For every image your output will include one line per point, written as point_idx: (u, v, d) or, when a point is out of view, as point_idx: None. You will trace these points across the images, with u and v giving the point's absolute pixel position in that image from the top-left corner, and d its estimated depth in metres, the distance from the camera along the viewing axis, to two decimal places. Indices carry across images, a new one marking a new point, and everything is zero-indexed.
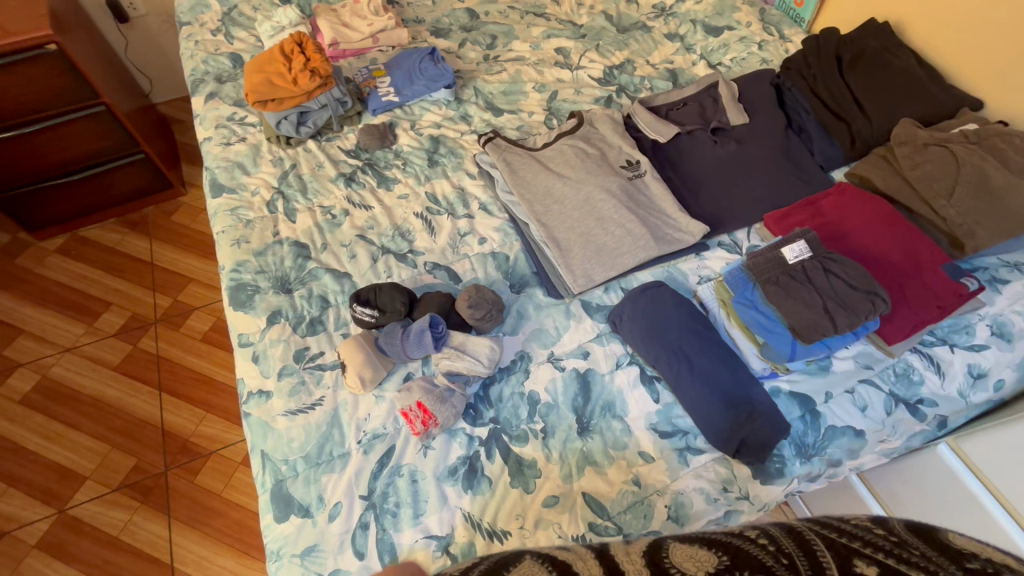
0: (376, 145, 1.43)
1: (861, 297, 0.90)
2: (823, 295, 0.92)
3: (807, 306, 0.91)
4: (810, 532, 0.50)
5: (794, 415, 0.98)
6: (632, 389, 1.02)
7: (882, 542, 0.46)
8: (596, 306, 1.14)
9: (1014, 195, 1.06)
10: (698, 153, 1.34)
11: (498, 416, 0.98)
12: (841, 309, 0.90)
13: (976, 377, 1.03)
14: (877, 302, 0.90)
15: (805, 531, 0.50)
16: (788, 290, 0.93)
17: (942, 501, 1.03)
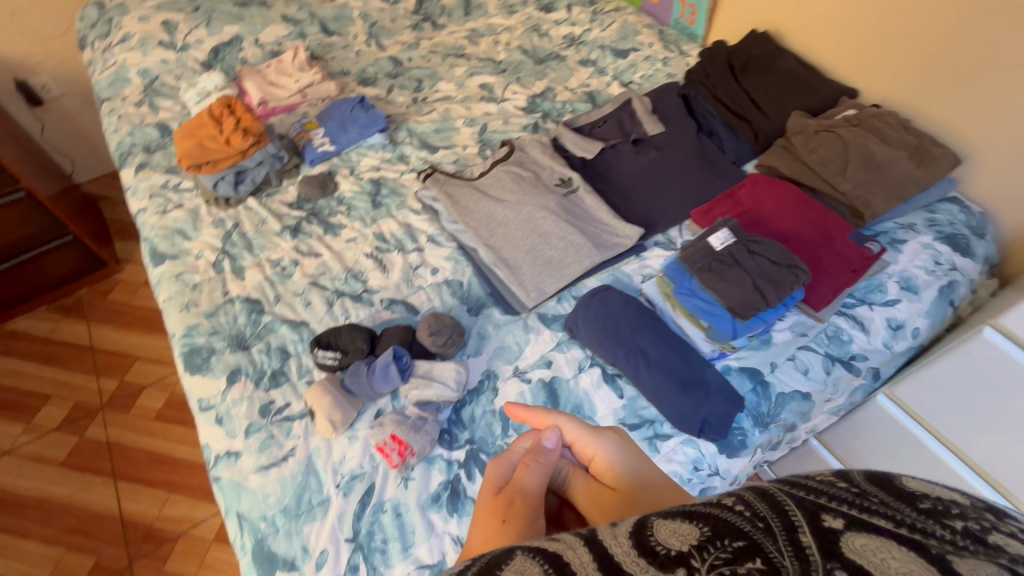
0: (318, 194, 1.45)
1: (783, 271, 1.00)
2: (751, 274, 1.00)
3: (740, 285, 0.99)
4: (779, 489, 0.39)
5: (747, 388, 1.06)
6: (597, 389, 1.07)
7: (844, 494, 0.37)
8: (552, 316, 1.19)
9: (895, 165, 1.21)
10: (624, 164, 1.45)
11: (473, 436, 1.00)
12: (769, 284, 0.99)
13: (896, 328, 1.15)
14: (799, 272, 1.00)
15: (768, 487, 0.40)
16: (721, 274, 1.02)
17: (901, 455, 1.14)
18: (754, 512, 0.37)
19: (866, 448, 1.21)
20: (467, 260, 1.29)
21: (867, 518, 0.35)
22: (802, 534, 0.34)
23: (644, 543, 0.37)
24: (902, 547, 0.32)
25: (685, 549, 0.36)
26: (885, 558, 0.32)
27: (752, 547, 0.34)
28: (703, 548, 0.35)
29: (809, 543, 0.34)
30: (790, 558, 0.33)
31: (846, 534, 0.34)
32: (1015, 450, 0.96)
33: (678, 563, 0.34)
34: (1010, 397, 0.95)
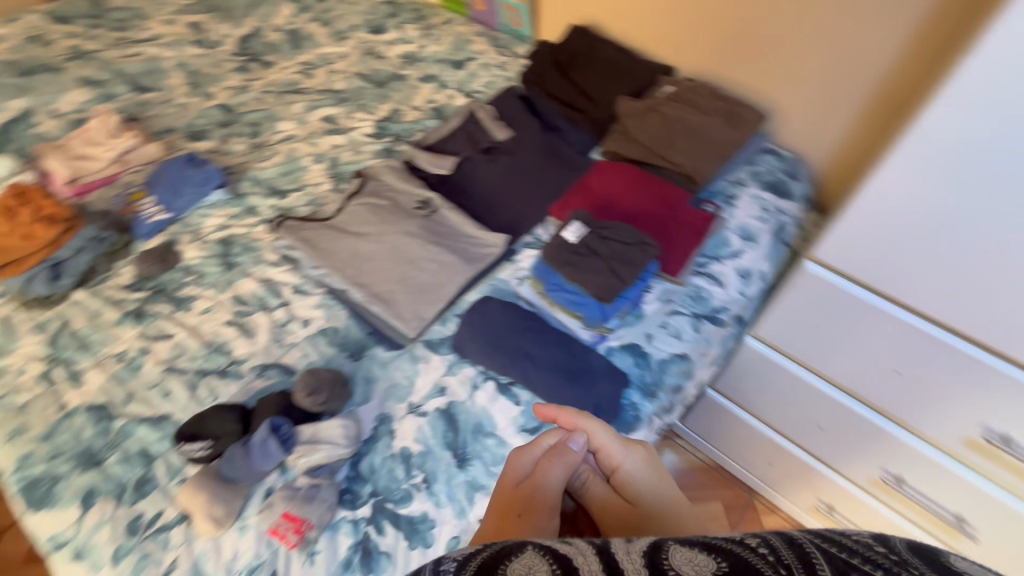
0: (158, 269, 1.31)
1: (634, 252, 1.07)
2: (606, 259, 1.06)
3: (599, 272, 1.05)
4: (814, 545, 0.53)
5: (631, 364, 1.11)
6: (494, 402, 1.06)
7: (880, 563, 0.50)
8: (439, 340, 1.16)
9: (711, 131, 1.35)
10: (481, 173, 1.46)
11: (377, 486, 0.96)
12: (624, 265, 1.05)
13: (745, 276, 1.27)
14: (649, 249, 1.08)
15: (804, 542, 0.54)
16: (581, 264, 1.06)
17: (794, 392, 1.27)
18: (781, 561, 0.51)
19: (754, 382, 1.35)
20: (340, 303, 1.22)
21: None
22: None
23: (661, 560, 0.54)
24: None
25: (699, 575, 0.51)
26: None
27: None
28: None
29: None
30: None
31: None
32: (855, 357, 1.11)
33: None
34: (839, 316, 1.08)
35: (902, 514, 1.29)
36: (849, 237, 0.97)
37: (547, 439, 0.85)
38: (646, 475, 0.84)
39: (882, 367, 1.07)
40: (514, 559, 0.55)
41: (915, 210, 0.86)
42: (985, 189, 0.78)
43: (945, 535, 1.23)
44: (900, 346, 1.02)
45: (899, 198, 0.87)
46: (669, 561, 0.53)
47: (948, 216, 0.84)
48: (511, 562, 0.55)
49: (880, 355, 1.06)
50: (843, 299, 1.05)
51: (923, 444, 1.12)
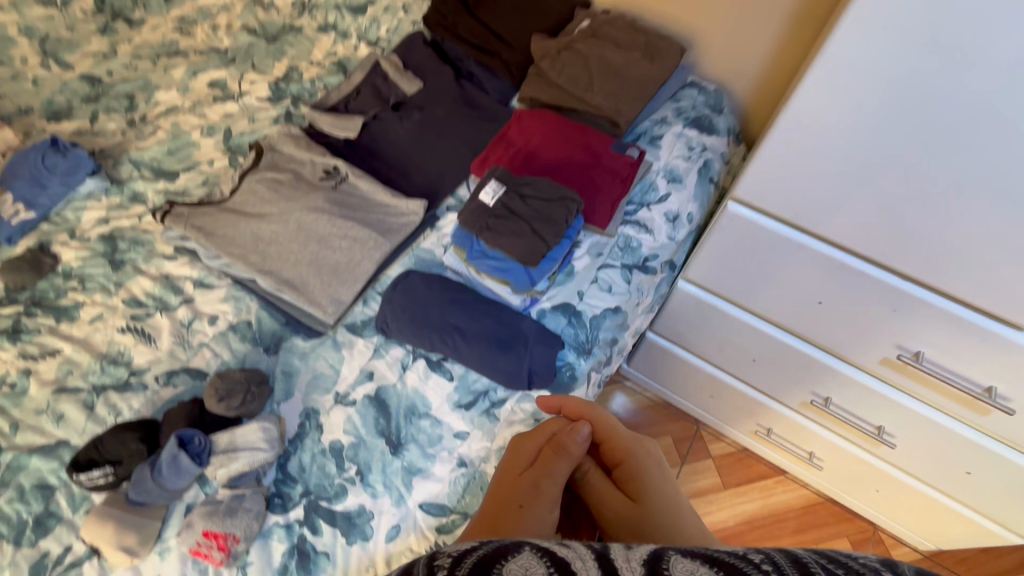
0: (32, 277, 1.15)
1: (555, 207, 1.01)
2: (526, 219, 1.00)
3: (521, 233, 0.98)
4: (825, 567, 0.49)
5: (563, 324, 1.08)
6: (426, 381, 1.02)
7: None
8: (362, 322, 1.10)
9: (630, 69, 1.28)
10: (392, 133, 1.34)
11: (308, 486, 0.91)
12: (545, 223, 1.00)
13: (674, 220, 1.25)
14: (571, 203, 1.02)
15: (814, 565, 0.50)
16: (500, 228, 0.99)
17: (742, 337, 1.28)
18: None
19: (689, 323, 1.36)
20: (248, 293, 1.12)
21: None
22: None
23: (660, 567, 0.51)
24: None
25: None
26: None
27: None
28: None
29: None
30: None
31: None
32: (779, 293, 1.12)
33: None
34: (762, 254, 1.08)
35: (828, 430, 1.38)
36: (765, 175, 0.94)
37: (551, 429, 0.88)
38: (657, 470, 0.82)
39: (822, 308, 1.08)
40: (508, 559, 0.51)
41: (827, 140, 0.84)
42: (892, 112, 0.75)
43: (866, 443, 1.33)
44: (820, 278, 1.03)
45: (813, 128, 0.84)
46: (669, 570, 0.50)
47: (875, 155, 0.81)
48: (505, 560, 0.51)
49: (802, 288, 1.08)
50: (765, 236, 1.04)
51: (844, 367, 1.17)
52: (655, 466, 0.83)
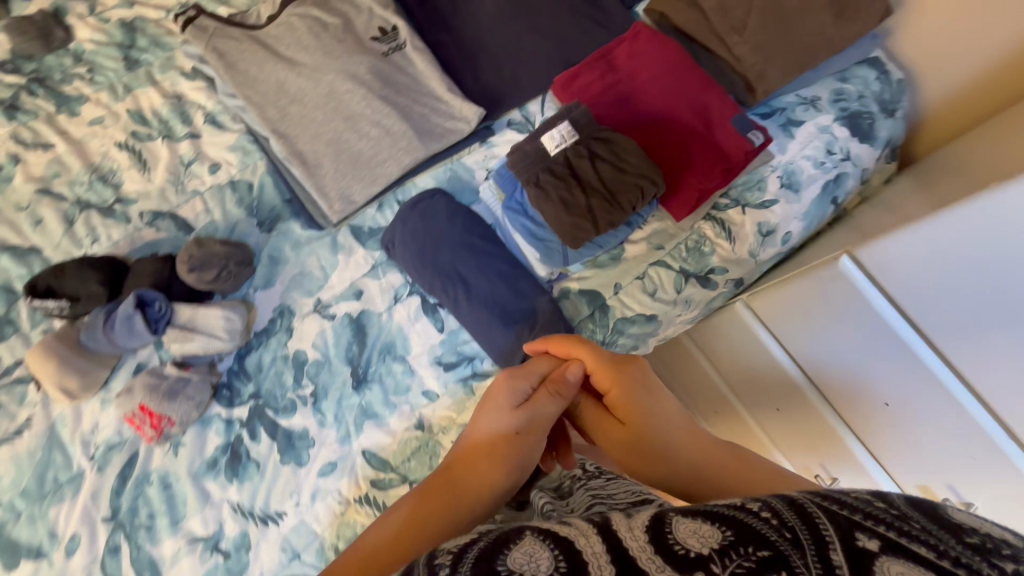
0: (40, 48, 1.01)
1: (626, 184, 0.79)
2: (584, 187, 0.79)
3: (573, 205, 0.79)
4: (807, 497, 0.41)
5: (583, 314, 0.93)
6: (413, 323, 0.91)
7: (883, 515, 0.38)
8: (369, 231, 0.96)
9: (805, 20, 0.92)
10: (476, 4, 1.06)
11: (259, 389, 0.86)
12: (603, 202, 0.79)
13: (767, 234, 1.00)
14: (647, 184, 0.80)
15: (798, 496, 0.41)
16: (551, 190, 0.79)
17: (787, 404, 1.08)
18: (781, 520, 0.39)
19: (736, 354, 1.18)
20: (257, 151, 0.97)
21: (893, 538, 0.36)
22: (833, 550, 0.36)
23: (669, 537, 0.40)
24: None
25: (704, 551, 0.38)
26: None
27: (776, 560, 0.36)
28: (727, 552, 0.37)
29: (842, 562, 0.36)
30: (820, 573, 0.35)
31: (880, 558, 0.35)
32: (851, 373, 0.91)
33: (698, 565, 0.37)
34: (849, 329, 0.87)
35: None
36: (907, 251, 0.75)
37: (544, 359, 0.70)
38: (644, 386, 0.67)
39: (904, 417, 0.85)
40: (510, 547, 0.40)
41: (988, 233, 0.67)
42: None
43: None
44: (907, 385, 0.81)
45: (990, 231, 0.66)
46: (669, 536, 0.40)
47: None
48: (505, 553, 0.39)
49: (876, 387, 0.87)
50: (864, 313, 0.83)
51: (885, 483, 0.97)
52: (640, 382, 0.68)
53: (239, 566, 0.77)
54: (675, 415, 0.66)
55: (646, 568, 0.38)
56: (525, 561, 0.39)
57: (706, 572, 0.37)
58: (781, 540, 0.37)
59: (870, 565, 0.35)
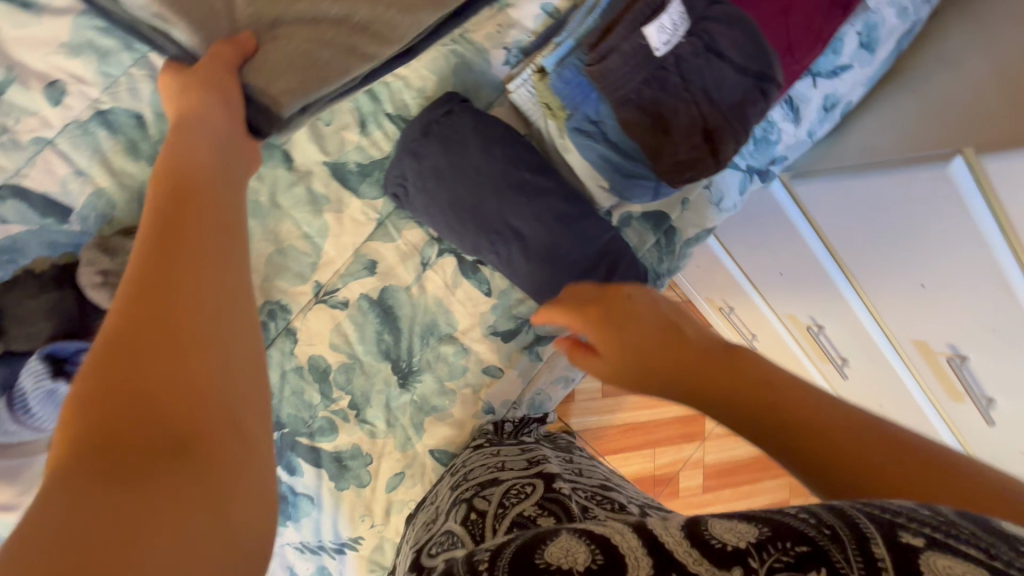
0: None
1: (744, 87, 0.57)
2: (698, 102, 0.56)
3: (689, 130, 0.56)
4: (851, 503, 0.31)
5: (648, 244, 0.78)
6: (453, 290, 0.70)
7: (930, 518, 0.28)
8: (358, 170, 0.66)
9: None
10: None
11: (280, 417, 0.66)
12: (722, 120, 0.57)
13: (829, 109, 0.86)
14: (769, 85, 0.58)
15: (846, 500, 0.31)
16: (658, 113, 0.56)
17: (805, 281, 1.08)
18: (820, 520, 0.29)
19: (755, 224, 1.12)
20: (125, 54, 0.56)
21: (947, 538, 0.26)
22: (876, 547, 0.27)
23: (696, 529, 0.32)
24: None
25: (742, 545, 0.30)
26: None
27: (819, 557, 0.27)
28: (763, 545, 0.29)
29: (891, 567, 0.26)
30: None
31: (927, 553, 0.26)
32: (892, 259, 0.89)
33: (734, 559, 0.29)
34: (912, 225, 0.81)
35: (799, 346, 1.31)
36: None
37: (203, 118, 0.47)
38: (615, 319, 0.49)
39: (935, 303, 0.88)
40: (548, 543, 0.36)
41: None
42: None
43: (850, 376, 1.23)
44: (954, 280, 0.82)
45: None
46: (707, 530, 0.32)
47: None
48: (543, 549, 0.35)
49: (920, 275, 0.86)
50: (942, 217, 0.76)
51: (878, 335, 1.06)
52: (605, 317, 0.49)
53: None
54: (658, 341, 0.46)
55: (682, 561, 0.31)
56: (563, 556, 0.34)
57: (743, 568, 0.29)
58: (819, 542, 0.28)
59: (912, 563, 0.26)
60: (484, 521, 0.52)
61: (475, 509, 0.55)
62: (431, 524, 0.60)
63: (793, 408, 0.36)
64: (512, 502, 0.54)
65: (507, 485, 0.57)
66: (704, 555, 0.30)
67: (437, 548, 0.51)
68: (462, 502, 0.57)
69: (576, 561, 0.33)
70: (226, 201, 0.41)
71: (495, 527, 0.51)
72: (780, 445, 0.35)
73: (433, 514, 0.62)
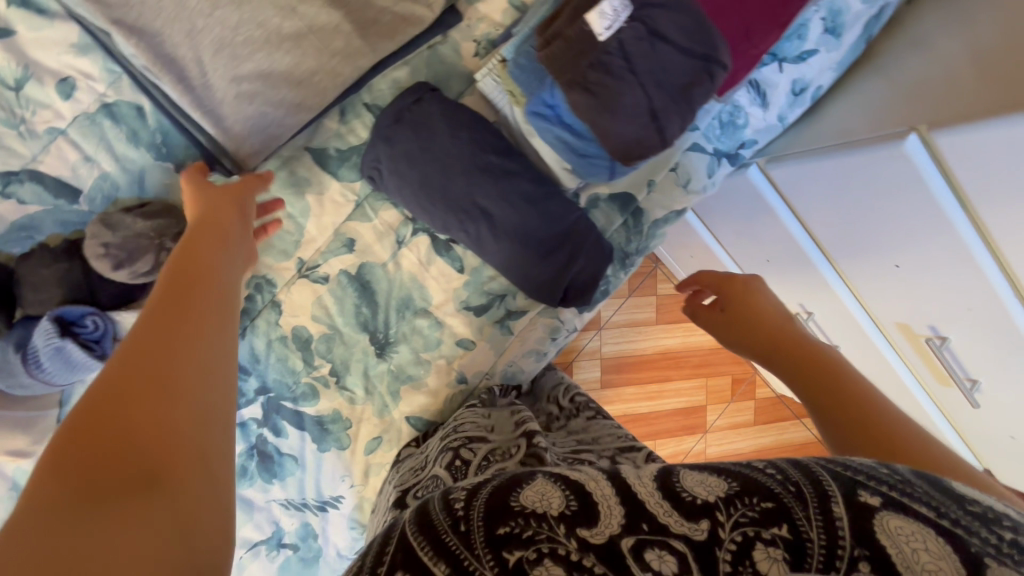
0: None
1: (690, 69, 0.60)
2: (644, 84, 0.59)
3: (633, 112, 0.60)
4: (813, 461, 0.36)
5: (615, 224, 0.82)
6: (428, 267, 0.76)
7: (886, 479, 0.34)
8: (338, 155, 0.72)
9: None
10: None
11: (266, 381, 0.72)
12: (668, 101, 0.60)
13: (798, 94, 0.88)
14: (714, 66, 0.60)
15: (807, 460, 0.37)
16: (603, 97, 0.59)
17: (794, 269, 1.05)
18: (785, 476, 0.35)
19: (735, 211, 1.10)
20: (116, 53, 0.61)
21: (898, 496, 0.33)
22: (836, 505, 0.33)
23: (669, 483, 0.36)
24: (937, 538, 0.31)
25: (712, 498, 0.34)
26: (912, 548, 0.30)
27: (780, 510, 0.33)
28: (731, 502, 0.34)
29: (842, 517, 0.32)
30: (818, 529, 0.32)
31: (881, 513, 0.32)
32: (874, 240, 0.85)
33: (703, 512, 0.34)
34: (881, 203, 0.79)
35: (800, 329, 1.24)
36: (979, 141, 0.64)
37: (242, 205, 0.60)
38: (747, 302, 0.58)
39: (914, 286, 0.84)
40: (526, 486, 0.38)
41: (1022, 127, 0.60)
42: None
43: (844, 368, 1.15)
44: (925, 259, 0.78)
45: None
46: (679, 483, 0.36)
47: None
48: (517, 492, 0.37)
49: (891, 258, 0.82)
50: (905, 194, 0.74)
51: (868, 323, 1.00)
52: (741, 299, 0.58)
53: (312, 552, 0.75)
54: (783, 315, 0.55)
55: (653, 512, 0.34)
56: (538, 500, 0.36)
57: (710, 520, 0.33)
58: (786, 496, 0.34)
59: (869, 519, 0.32)
60: (467, 469, 0.59)
61: (462, 460, 0.60)
62: (412, 479, 0.64)
63: (874, 410, 0.43)
64: (496, 460, 0.59)
65: (495, 444, 0.63)
66: (674, 509, 0.34)
67: (424, 491, 0.58)
68: (450, 450, 0.63)
69: (551, 505, 0.36)
70: (229, 291, 0.47)
71: (476, 472, 0.58)
72: (837, 418, 0.44)
73: (420, 464, 0.67)
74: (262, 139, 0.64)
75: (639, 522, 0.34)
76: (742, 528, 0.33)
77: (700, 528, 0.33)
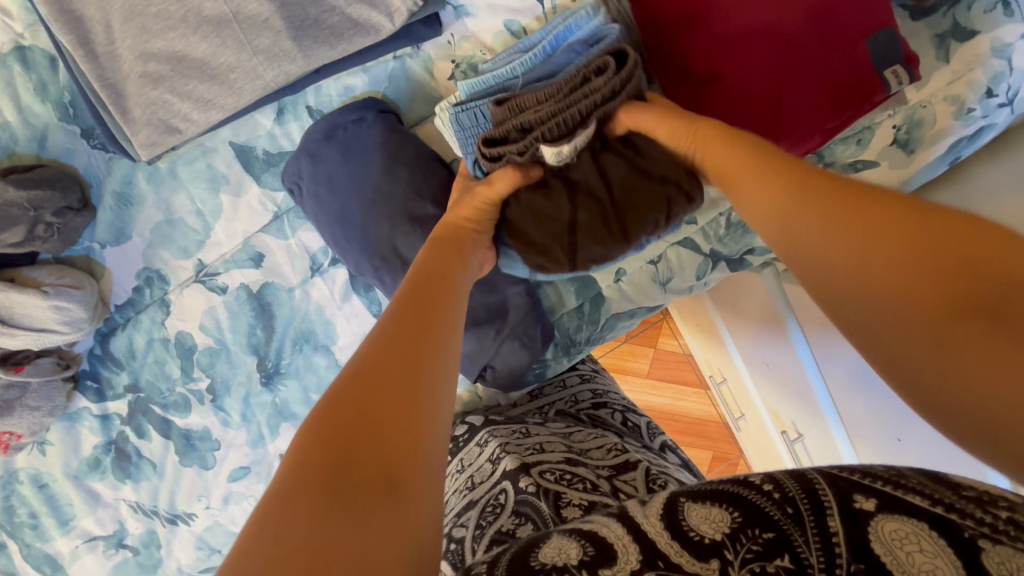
0: None
1: (648, 190, 0.49)
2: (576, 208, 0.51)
3: (551, 216, 0.51)
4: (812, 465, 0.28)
5: (568, 306, 0.70)
6: (340, 304, 0.66)
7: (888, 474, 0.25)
8: (266, 158, 0.63)
9: None
10: None
11: (137, 380, 0.66)
12: (597, 212, 0.51)
13: None
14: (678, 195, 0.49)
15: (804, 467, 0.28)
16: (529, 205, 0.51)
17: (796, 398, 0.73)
18: (784, 491, 0.26)
19: (747, 300, 0.82)
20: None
21: (909, 497, 0.24)
22: (833, 518, 0.24)
23: (674, 519, 0.28)
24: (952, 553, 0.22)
25: (716, 534, 0.26)
26: (921, 568, 0.22)
27: (782, 539, 0.25)
28: (736, 534, 0.26)
29: (839, 536, 0.24)
30: (819, 560, 0.24)
31: (879, 520, 0.24)
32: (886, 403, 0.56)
33: (712, 551, 0.26)
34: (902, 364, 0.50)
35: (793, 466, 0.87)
36: None
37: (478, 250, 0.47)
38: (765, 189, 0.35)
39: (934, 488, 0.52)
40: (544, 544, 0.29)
41: None
42: None
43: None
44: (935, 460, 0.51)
45: None
46: (672, 515, 0.28)
47: None
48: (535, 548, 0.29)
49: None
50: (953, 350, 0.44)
51: None
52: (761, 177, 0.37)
53: (151, 560, 0.70)
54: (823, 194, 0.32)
55: (667, 550, 0.27)
56: (556, 555, 0.28)
57: (721, 560, 0.25)
58: (787, 523, 0.25)
59: (864, 529, 0.24)
60: (464, 548, 0.47)
61: (452, 539, 0.49)
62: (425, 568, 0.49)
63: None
64: (490, 521, 0.48)
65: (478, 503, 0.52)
66: (685, 547, 0.26)
67: None
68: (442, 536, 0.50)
69: (570, 557, 0.28)
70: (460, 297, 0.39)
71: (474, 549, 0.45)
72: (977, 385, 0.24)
73: None
74: (161, 132, 0.55)
75: (653, 558, 0.27)
76: (748, 564, 0.25)
77: (711, 568, 0.25)
